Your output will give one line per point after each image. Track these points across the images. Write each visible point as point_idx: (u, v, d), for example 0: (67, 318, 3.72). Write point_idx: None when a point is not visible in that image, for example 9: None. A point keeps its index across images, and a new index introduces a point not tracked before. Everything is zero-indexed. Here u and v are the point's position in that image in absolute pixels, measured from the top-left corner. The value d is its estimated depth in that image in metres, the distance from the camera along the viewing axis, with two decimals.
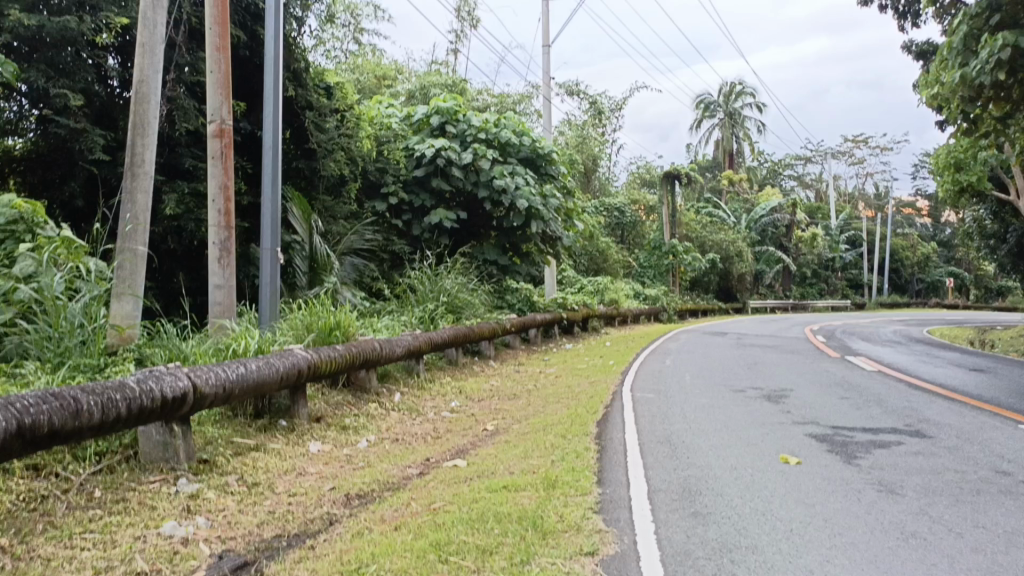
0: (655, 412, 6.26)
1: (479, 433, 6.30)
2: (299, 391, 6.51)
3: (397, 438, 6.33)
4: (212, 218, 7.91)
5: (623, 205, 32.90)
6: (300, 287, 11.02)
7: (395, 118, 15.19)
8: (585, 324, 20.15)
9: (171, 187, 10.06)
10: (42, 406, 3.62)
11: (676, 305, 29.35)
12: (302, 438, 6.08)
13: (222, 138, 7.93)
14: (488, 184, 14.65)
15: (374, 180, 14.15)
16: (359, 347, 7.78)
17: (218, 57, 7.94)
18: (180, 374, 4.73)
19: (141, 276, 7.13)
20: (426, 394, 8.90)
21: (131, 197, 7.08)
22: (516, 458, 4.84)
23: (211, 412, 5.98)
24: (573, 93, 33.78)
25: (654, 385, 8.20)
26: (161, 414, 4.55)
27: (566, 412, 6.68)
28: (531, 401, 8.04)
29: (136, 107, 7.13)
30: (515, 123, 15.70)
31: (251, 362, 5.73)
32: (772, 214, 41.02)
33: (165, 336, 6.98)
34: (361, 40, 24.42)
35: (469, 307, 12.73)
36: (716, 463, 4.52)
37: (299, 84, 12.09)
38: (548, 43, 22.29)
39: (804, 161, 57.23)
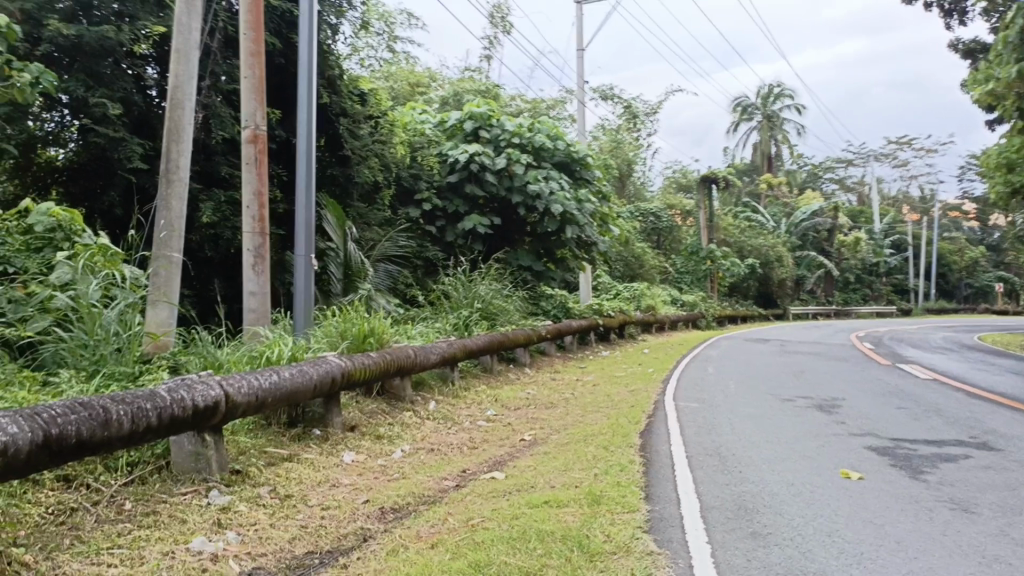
0: (699, 423, 6.02)
1: (517, 443, 6.11)
2: (333, 400, 6.39)
3: (433, 448, 6.17)
4: (246, 225, 7.85)
5: (659, 210, 32.42)
6: (335, 295, 10.95)
7: (429, 124, 15.11)
8: (622, 331, 19.87)
9: (207, 195, 10.06)
10: (71, 417, 3.52)
11: (714, 311, 28.86)
12: (336, 449, 5.95)
13: (257, 143, 7.86)
14: (522, 189, 14.48)
15: (408, 186, 14.07)
16: (393, 354, 7.65)
17: (252, 62, 7.89)
18: (212, 383, 4.63)
19: (176, 284, 7.06)
20: (462, 402, 8.73)
21: (166, 204, 7.03)
22: (557, 471, 4.64)
23: (244, 421, 5.87)
24: (607, 98, 33.51)
25: (696, 393, 7.94)
26: (193, 424, 4.45)
27: (607, 421, 6.47)
28: (569, 410, 7.84)
29: (171, 113, 7.08)
30: (550, 127, 15.53)
31: (285, 371, 5.62)
32: (812, 218, 40.27)
33: (200, 344, 6.90)
34: (395, 48, 24.45)
35: (505, 314, 12.52)
36: (770, 477, 4.29)
37: (333, 91, 12.07)
38: (583, 47, 22.10)
39: (844, 164, 56.21)
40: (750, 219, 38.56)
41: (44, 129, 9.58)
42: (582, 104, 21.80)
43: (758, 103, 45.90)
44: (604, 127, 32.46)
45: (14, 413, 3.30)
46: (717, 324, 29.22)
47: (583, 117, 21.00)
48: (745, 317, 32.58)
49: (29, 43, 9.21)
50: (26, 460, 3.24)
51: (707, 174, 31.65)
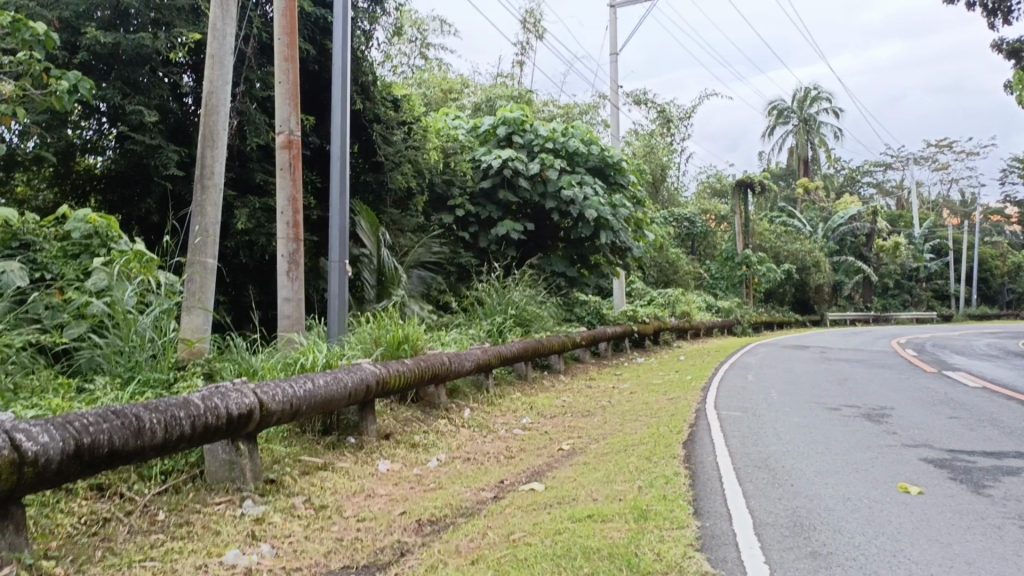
0: (744, 433, 5.82)
1: (555, 453, 5.95)
2: (368, 407, 6.29)
3: (469, 457, 6.04)
4: (280, 230, 7.79)
5: (693, 215, 31.99)
6: (368, 301, 10.89)
7: (462, 129, 15.06)
8: (657, 337, 19.61)
9: (242, 202, 10.07)
10: (104, 425, 3.44)
11: (751, 317, 28.41)
12: (370, 457, 5.84)
13: (291, 149, 7.81)
14: (556, 194, 14.31)
15: (441, 192, 13.99)
16: (428, 362, 7.53)
17: (287, 67, 7.85)
18: (246, 390, 4.54)
19: (211, 290, 7.05)
20: (497, 410, 8.59)
21: (201, 210, 7.01)
22: (599, 483, 4.48)
23: (278, 429, 5.78)
24: (640, 103, 33.26)
25: (738, 402, 7.72)
26: (227, 432, 4.36)
27: (647, 431, 6.28)
28: (607, 419, 7.65)
29: (206, 118, 7.06)
30: (583, 132, 15.37)
31: (320, 378, 5.53)
32: (850, 223, 39.56)
33: (235, 350, 6.84)
34: (428, 55, 24.47)
35: (538, 320, 12.35)
36: (825, 491, 4.09)
37: (367, 98, 12.06)
38: (616, 52, 21.92)
39: (882, 168, 55.24)
40: (786, 224, 38.01)
41: (83, 137, 9.72)
42: (615, 109, 21.62)
43: (794, 106, 45.30)
44: (637, 132, 32.23)
45: (45, 421, 3.23)
46: (753, 330, 28.79)
47: (617, 122, 20.82)
48: (782, 323, 32.08)
49: (68, 51, 9.29)
50: (57, 469, 3.16)
51: (742, 179, 31.25)
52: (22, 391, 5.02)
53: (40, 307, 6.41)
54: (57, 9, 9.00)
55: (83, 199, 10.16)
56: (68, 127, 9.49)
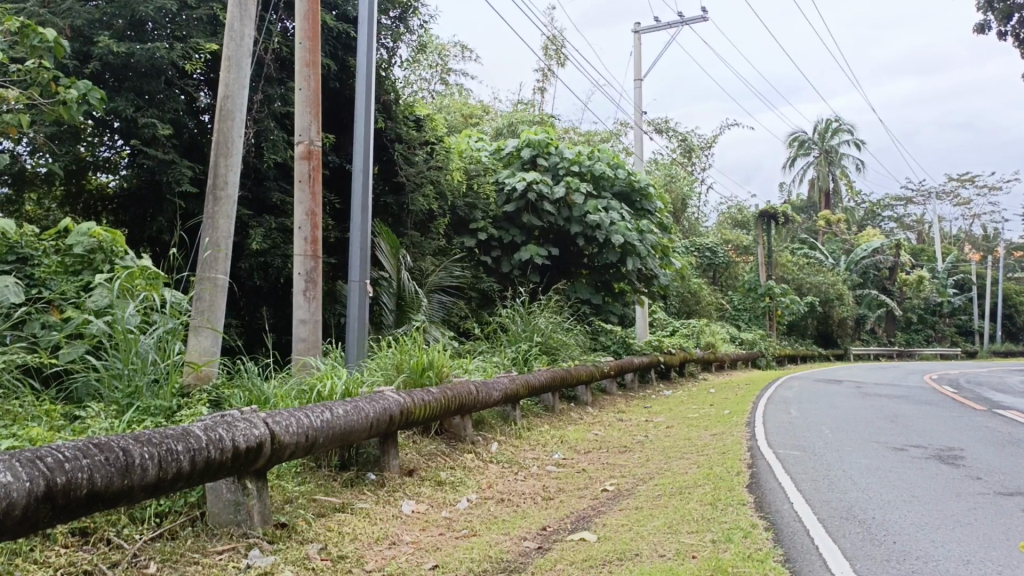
0: (812, 475, 5.18)
1: (598, 495, 5.30)
2: (390, 440, 5.71)
3: (503, 498, 5.41)
4: (298, 246, 7.28)
5: (715, 245, 31.34)
6: (386, 326, 10.33)
7: (484, 151, 14.62)
8: (682, 369, 18.89)
9: (258, 221, 9.58)
10: (84, 462, 2.85)
11: (775, 350, 27.63)
12: (393, 496, 5.25)
13: (311, 160, 7.32)
14: (581, 219, 13.74)
15: (464, 216, 13.46)
16: (454, 390, 6.95)
17: (308, 74, 7.38)
18: (256, 421, 3.99)
19: (221, 308, 6.51)
20: (526, 444, 7.97)
21: (212, 223, 6.51)
22: (663, 535, 3.85)
23: (291, 463, 5.20)
24: (662, 131, 32.85)
25: (792, 439, 7.06)
26: (233, 469, 3.79)
27: (701, 472, 5.63)
28: (648, 455, 7.02)
29: (221, 125, 6.58)
30: (610, 156, 14.82)
31: (339, 408, 4.96)
32: (874, 256, 38.86)
33: (246, 375, 6.29)
34: (448, 80, 24.19)
35: (565, 349, 11.70)
36: (939, 551, 3.44)
37: (389, 117, 11.73)
38: (640, 77, 21.60)
39: (904, 202, 54.49)
40: (808, 255, 37.31)
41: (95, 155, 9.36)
42: (639, 136, 21.14)
43: (816, 137, 44.82)
44: (658, 162, 31.79)
45: (10, 456, 2.65)
46: (777, 363, 28.02)
47: (641, 149, 20.35)
48: (805, 356, 31.28)
49: (80, 61, 8.88)
50: (20, 515, 2.57)
51: (765, 209, 30.70)
52: (4, 417, 4.47)
53: (35, 325, 5.90)
54: (69, 17, 8.63)
55: (93, 218, 9.69)
56: (81, 144, 9.11)
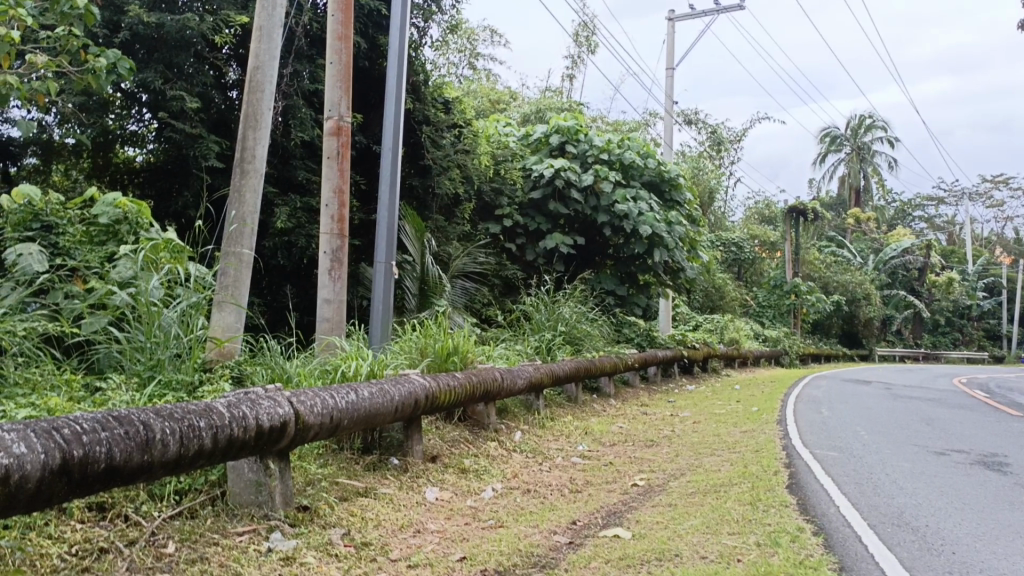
0: (854, 479, 4.97)
1: (628, 490, 5.12)
2: (414, 425, 5.55)
3: (529, 489, 5.23)
4: (324, 224, 7.12)
5: (741, 240, 30.90)
6: (409, 310, 10.18)
7: (513, 137, 14.42)
8: (706, 364, 18.62)
9: (283, 199, 9.45)
10: (103, 435, 2.69)
11: (800, 348, 27.23)
12: (416, 483, 5.09)
13: (340, 135, 7.16)
14: (609, 209, 13.51)
15: (490, 201, 13.26)
16: (479, 376, 6.78)
17: (339, 47, 7.20)
18: (279, 400, 3.84)
19: (245, 284, 6.37)
20: (550, 434, 7.78)
21: (239, 196, 6.37)
22: (702, 534, 3.66)
23: (313, 445, 5.06)
24: (691, 123, 32.42)
25: (826, 440, 6.84)
26: (255, 449, 3.64)
27: (735, 470, 5.42)
28: (677, 451, 6.81)
29: (250, 96, 6.43)
30: (640, 145, 14.52)
31: (364, 389, 4.80)
32: (902, 256, 38.22)
33: (269, 353, 6.15)
34: (477, 65, 23.94)
35: (589, 339, 11.47)
36: (1004, 566, 3.23)
37: (418, 98, 11.57)
38: (672, 67, 21.26)
39: (935, 203, 53.58)
40: (835, 254, 36.77)
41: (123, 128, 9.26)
42: (669, 127, 20.79)
43: (847, 134, 44.12)
44: (686, 154, 31.37)
45: (25, 426, 2.50)
46: (801, 361, 27.63)
47: (671, 140, 20.00)
48: (829, 356, 30.84)
49: (110, 31, 8.77)
50: (34, 489, 2.42)
51: (794, 205, 30.24)
52: (22, 387, 4.35)
53: (58, 294, 5.81)
54: None
55: (119, 191, 9.59)
56: (109, 116, 9.02)
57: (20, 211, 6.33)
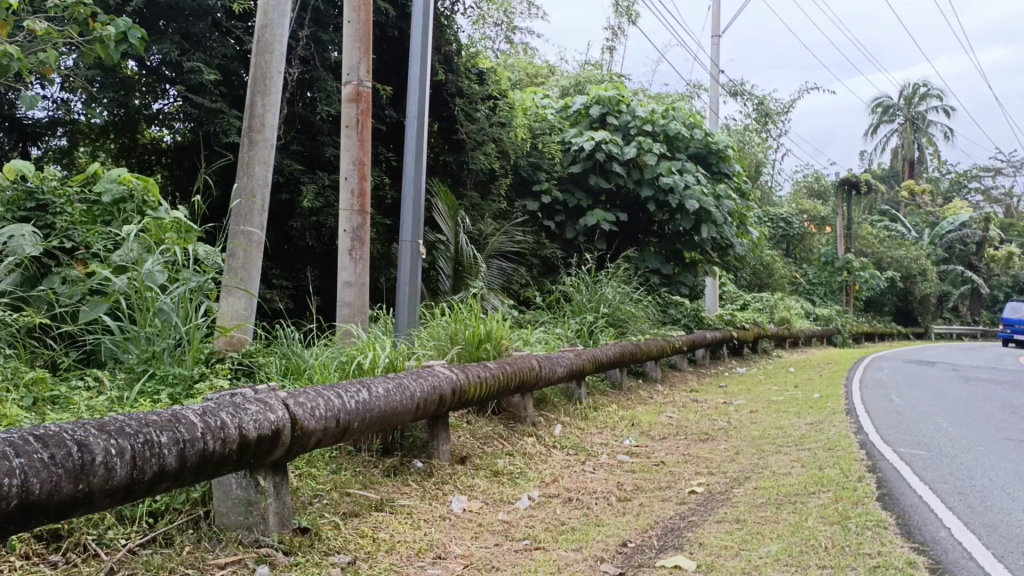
0: (957, 491, 4.23)
1: (686, 499, 4.44)
2: (440, 423, 4.92)
3: (571, 497, 4.56)
4: (344, 200, 6.50)
5: (790, 216, 29.61)
6: (442, 292, 9.55)
7: (551, 109, 13.61)
8: (756, 345, 17.72)
9: (310, 177, 8.86)
10: (16, 463, 2.09)
11: (853, 327, 26.08)
12: (441, 491, 4.48)
13: (359, 102, 6.49)
14: (653, 182, 12.66)
15: (527, 176, 12.53)
16: (514, 366, 6.11)
17: (358, 4, 6.51)
18: (271, 403, 3.23)
19: (257, 267, 5.79)
20: (593, 427, 7.10)
21: (248, 169, 5.76)
22: (783, 568, 3.03)
23: (323, 450, 4.47)
24: (736, 94, 31.12)
25: (908, 437, 6.05)
26: (241, 465, 3.04)
27: (807, 475, 4.71)
28: (737, 447, 6.08)
29: (258, 58, 5.79)
30: (686, 114, 13.55)
31: (379, 386, 4.16)
32: (959, 230, 36.55)
33: (282, 343, 5.58)
34: (513, 40, 23.05)
35: (634, 321, 10.68)
36: None
37: (450, 70, 10.89)
38: (718, 33, 20.18)
39: (992, 174, 51.29)
40: (889, 228, 35.23)
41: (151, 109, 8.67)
42: (715, 99, 19.69)
43: (901, 104, 42.28)
44: (731, 127, 30.11)
45: None
46: (853, 341, 26.45)
47: (717, 111, 18.94)
48: (883, 334, 29.55)
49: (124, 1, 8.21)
50: None
51: (846, 178, 28.94)
52: None
53: (53, 280, 5.31)
54: None
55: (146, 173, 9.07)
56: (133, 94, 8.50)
57: (14, 190, 5.82)
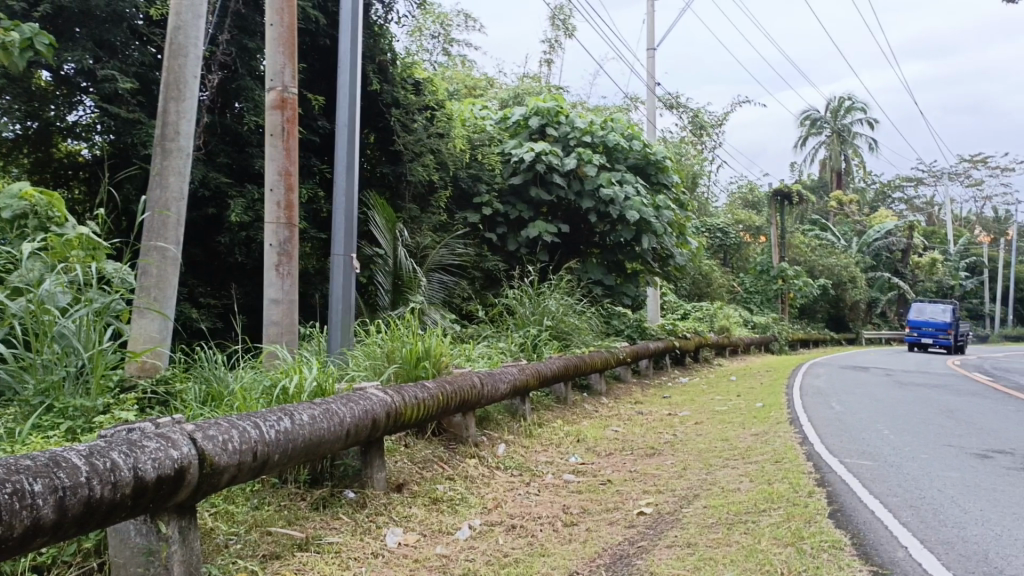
0: (911, 505, 4.09)
1: (635, 522, 4.21)
2: (374, 449, 4.60)
3: (514, 524, 4.28)
4: (269, 212, 6.13)
5: (727, 225, 29.97)
6: (380, 308, 9.20)
7: (489, 120, 13.36)
8: (697, 355, 17.76)
9: (238, 190, 8.41)
10: None
11: (789, 334, 26.47)
12: (374, 523, 4.15)
13: (284, 109, 6.15)
14: (593, 193, 12.53)
15: (466, 188, 12.25)
16: (454, 384, 5.82)
17: (280, 6, 6.19)
18: (176, 438, 2.89)
19: (172, 286, 5.38)
20: (538, 445, 6.84)
21: (162, 180, 5.37)
22: None
23: (244, 485, 4.11)
24: (672, 107, 31.44)
25: (856, 447, 5.94)
26: (138, 510, 2.70)
27: (758, 491, 4.53)
28: (686, 462, 5.89)
29: (171, 62, 5.41)
30: (625, 125, 13.48)
31: (304, 412, 3.83)
32: (887, 238, 37.62)
33: (201, 367, 5.19)
34: (451, 52, 22.78)
35: (577, 334, 10.48)
36: None
37: (385, 79, 10.56)
38: (654, 46, 20.29)
39: (916, 183, 53.11)
40: (821, 237, 36.03)
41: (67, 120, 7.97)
42: (652, 111, 19.77)
43: (829, 116, 43.42)
44: (668, 139, 30.41)
45: None
46: (789, 348, 26.87)
47: (654, 123, 19.00)
48: (818, 340, 30.13)
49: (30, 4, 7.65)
50: None
51: (779, 188, 29.48)
52: None
53: None
54: None
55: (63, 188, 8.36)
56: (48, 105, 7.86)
57: None
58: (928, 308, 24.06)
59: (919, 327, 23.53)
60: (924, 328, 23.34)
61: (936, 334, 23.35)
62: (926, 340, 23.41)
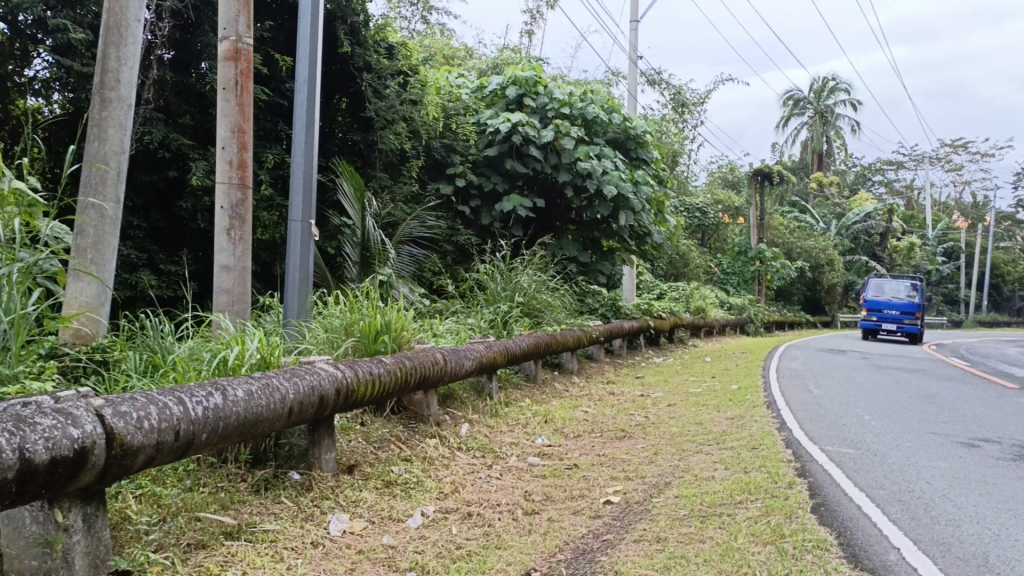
0: (897, 499, 3.83)
1: (600, 512, 3.91)
2: (322, 428, 4.25)
3: (471, 513, 3.97)
4: (220, 172, 5.71)
5: (706, 205, 29.69)
6: (347, 280, 8.79)
7: (465, 88, 12.89)
8: (673, 334, 17.50)
9: (200, 153, 7.93)
10: None
11: (764, 316, 26.39)
12: (319, 508, 3.82)
13: (237, 61, 5.72)
14: (570, 166, 12.15)
15: (440, 158, 11.82)
16: (414, 359, 5.47)
17: None
18: (80, 416, 2.53)
19: (111, 248, 4.99)
20: (503, 426, 6.53)
21: (101, 132, 4.94)
22: None
23: (176, 466, 3.74)
24: (654, 83, 30.96)
25: (837, 435, 5.67)
26: (30, 495, 2.35)
27: (734, 480, 4.24)
28: (659, 447, 5.60)
29: (112, 3, 4.95)
30: (605, 97, 13.04)
31: (239, 387, 3.48)
32: (866, 221, 37.58)
33: (140, 335, 4.81)
34: (429, 19, 22.08)
35: (550, 311, 10.16)
36: None
37: (357, 42, 10.04)
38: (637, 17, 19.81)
39: (895, 167, 53.24)
40: (799, 219, 35.91)
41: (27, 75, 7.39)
42: (634, 85, 19.30)
43: (811, 98, 43.16)
44: (650, 116, 30.00)
45: None
46: (764, 330, 26.79)
47: (636, 97, 18.58)
48: (793, 323, 30.12)
49: None
50: None
51: (759, 168, 29.20)
52: None
53: None
54: None
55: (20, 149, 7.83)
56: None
57: None
58: (887, 287, 23.33)
59: (880, 309, 22.66)
60: (886, 310, 22.58)
61: (898, 317, 22.55)
62: (887, 325, 22.61)
